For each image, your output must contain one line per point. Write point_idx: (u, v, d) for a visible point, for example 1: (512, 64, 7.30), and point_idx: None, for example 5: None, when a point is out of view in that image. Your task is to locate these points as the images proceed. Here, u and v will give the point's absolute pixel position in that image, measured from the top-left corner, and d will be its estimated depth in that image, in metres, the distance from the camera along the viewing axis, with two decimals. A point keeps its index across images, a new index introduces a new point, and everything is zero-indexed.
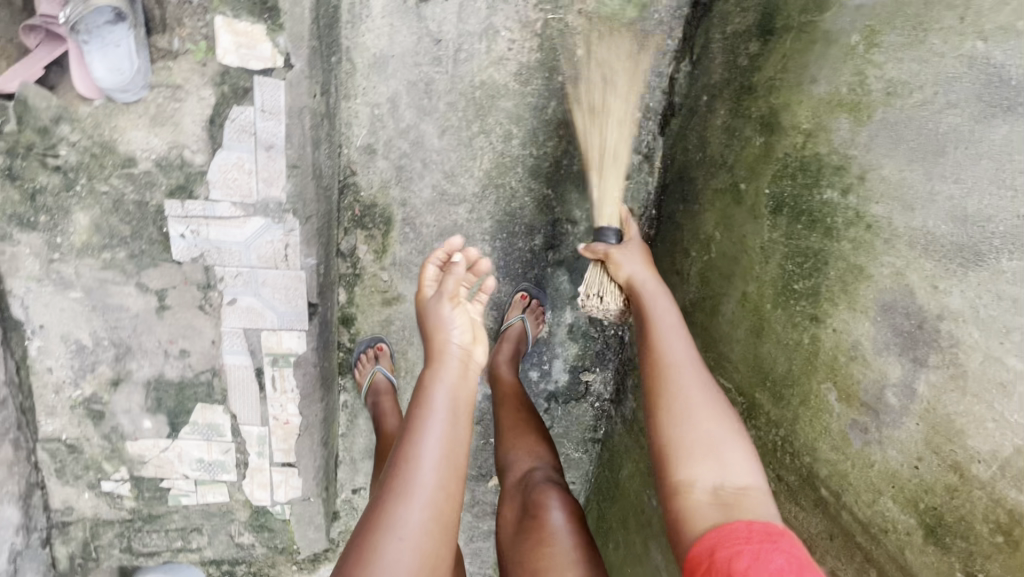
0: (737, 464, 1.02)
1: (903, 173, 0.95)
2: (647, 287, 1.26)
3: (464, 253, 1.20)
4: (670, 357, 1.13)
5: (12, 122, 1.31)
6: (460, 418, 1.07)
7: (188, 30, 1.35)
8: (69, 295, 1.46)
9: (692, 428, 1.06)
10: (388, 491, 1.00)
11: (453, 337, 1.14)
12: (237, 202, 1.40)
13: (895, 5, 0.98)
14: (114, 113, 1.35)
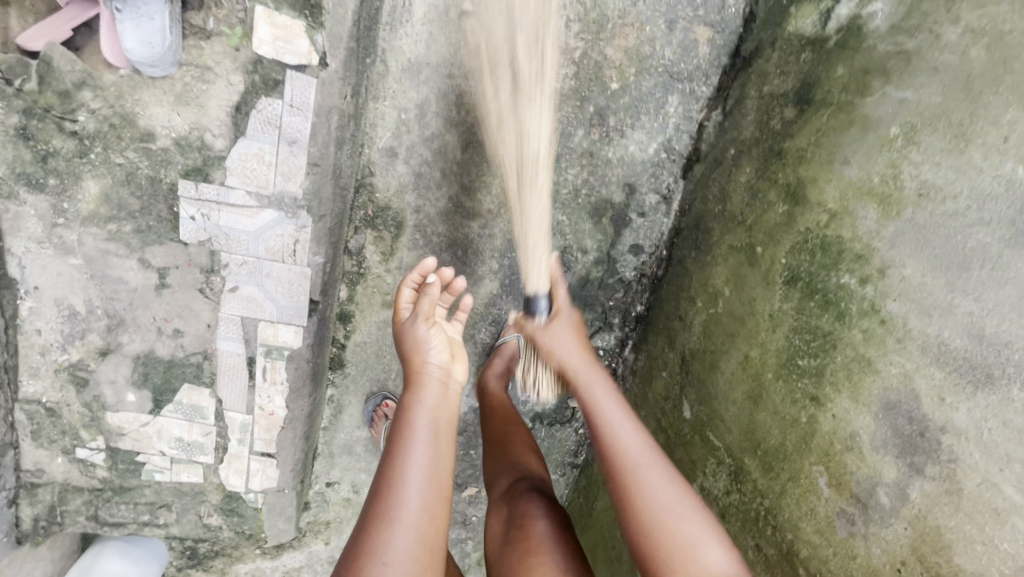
0: (711, 553, 1.02)
1: (925, 278, 0.94)
2: (582, 371, 1.31)
3: (437, 273, 1.26)
4: (630, 458, 1.13)
5: (33, 82, 1.26)
6: (441, 438, 1.09)
7: (225, 11, 1.34)
8: (69, 261, 1.44)
9: (659, 522, 1.06)
10: (373, 523, 0.99)
11: (430, 356, 1.19)
12: (252, 191, 1.38)
13: (939, 107, 0.94)
14: (139, 86, 1.33)
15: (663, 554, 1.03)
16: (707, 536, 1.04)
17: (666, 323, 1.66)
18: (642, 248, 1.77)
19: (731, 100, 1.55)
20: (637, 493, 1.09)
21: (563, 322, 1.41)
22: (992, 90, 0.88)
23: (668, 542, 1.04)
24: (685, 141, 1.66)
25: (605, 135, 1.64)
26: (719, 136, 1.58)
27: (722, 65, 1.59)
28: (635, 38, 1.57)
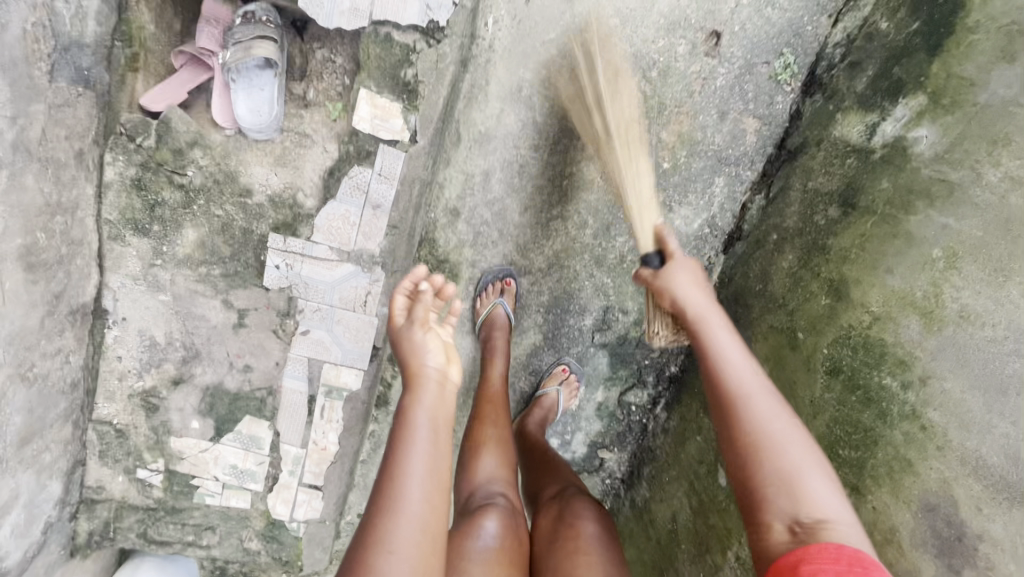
0: (823, 491, 0.93)
1: (964, 395, 1.05)
2: (703, 311, 1.19)
3: (430, 280, 1.13)
4: (738, 376, 1.06)
5: (152, 140, 1.40)
6: (440, 439, 1.01)
7: (326, 85, 1.49)
8: (158, 297, 1.56)
9: (770, 428, 0.99)
10: (370, 526, 0.91)
11: (428, 359, 1.07)
12: (334, 247, 1.51)
13: (981, 240, 1.06)
14: (242, 147, 1.47)
15: (765, 499, 0.94)
16: (815, 469, 0.94)
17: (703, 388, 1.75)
18: None
19: (775, 188, 1.67)
20: (746, 413, 1.01)
21: (682, 265, 1.28)
22: None
23: (773, 459, 0.96)
24: (728, 220, 1.76)
25: None
26: (762, 220, 1.69)
27: (768, 153, 1.70)
28: (688, 125, 1.69)
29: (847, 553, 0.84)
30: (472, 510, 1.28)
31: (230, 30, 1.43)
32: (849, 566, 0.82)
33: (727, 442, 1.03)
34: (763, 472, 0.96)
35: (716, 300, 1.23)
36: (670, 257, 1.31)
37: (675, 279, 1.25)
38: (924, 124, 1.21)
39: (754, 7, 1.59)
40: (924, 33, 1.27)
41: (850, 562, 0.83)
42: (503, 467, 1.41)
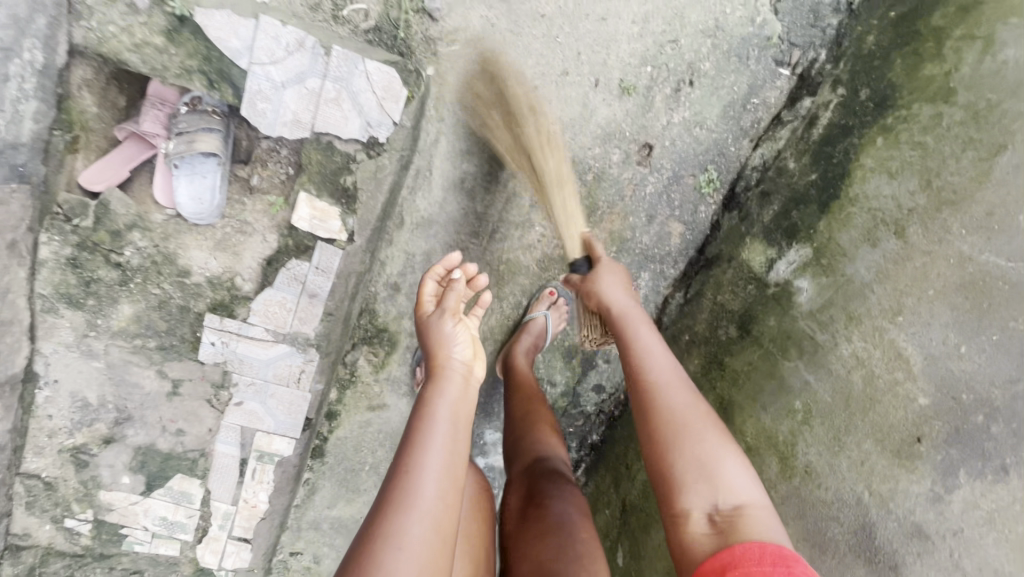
0: (739, 478, 1.05)
1: (797, 543, 1.29)
2: (630, 314, 1.31)
3: (461, 267, 1.26)
4: (661, 377, 1.17)
5: (90, 221, 1.43)
6: (460, 428, 1.08)
7: (270, 172, 1.55)
8: (91, 364, 1.59)
9: (685, 417, 1.11)
10: (382, 510, 0.96)
11: (454, 352, 1.16)
12: (270, 328, 1.57)
13: (831, 409, 1.27)
14: (183, 229, 1.51)
15: (684, 483, 1.06)
16: (732, 458, 1.06)
17: (617, 464, 1.91)
18: (604, 387, 2.03)
19: (692, 288, 1.80)
20: (663, 403, 1.14)
21: (610, 273, 1.38)
22: (863, 415, 1.22)
23: (693, 455, 1.07)
24: (651, 310, 1.87)
25: None
26: (680, 317, 1.82)
27: (689, 256, 1.83)
28: (619, 223, 1.78)
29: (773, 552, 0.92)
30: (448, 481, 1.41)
31: (177, 116, 1.47)
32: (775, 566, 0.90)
33: (647, 435, 1.14)
34: (682, 470, 1.07)
35: (638, 304, 1.34)
36: (600, 263, 1.41)
37: (603, 283, 1.35)
38: (806, 276, 1.37)
39: (683, 124, 1.70)
40: (818, 188, 1.42)
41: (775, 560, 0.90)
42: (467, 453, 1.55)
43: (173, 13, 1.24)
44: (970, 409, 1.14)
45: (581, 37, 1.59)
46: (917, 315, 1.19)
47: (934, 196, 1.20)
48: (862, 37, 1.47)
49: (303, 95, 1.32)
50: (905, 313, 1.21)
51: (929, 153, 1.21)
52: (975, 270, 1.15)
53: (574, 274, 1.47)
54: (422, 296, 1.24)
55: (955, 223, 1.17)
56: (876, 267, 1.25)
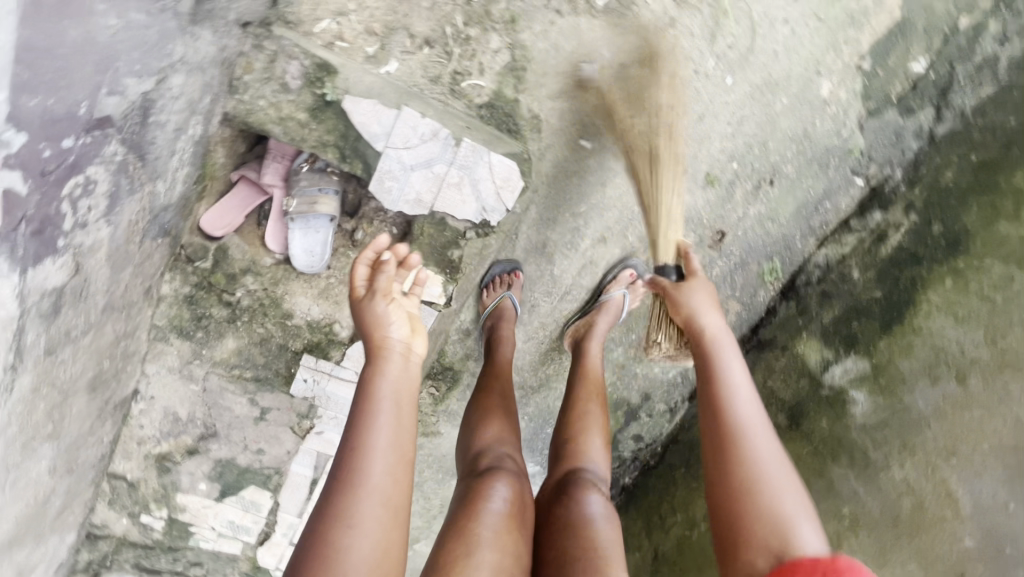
0: (811, 539, 0.96)
1: None
2: (721, 341, 1.23)
3: (391, 248, 1.05)
4: (743, 413, 1.10)
5: (209, 263, 1.55)
6: (404, 410, 0.99)
7: (374, 229, 1.63)
8: (189, 386, 1.69)
9: (768, 474, 1.02)
10: (330, 490, 0.91)
11: (393, 332, 1.04)
12: (360, 372, 1.71)
13: (880, 525, 1.43)
14: (290, 276, 1.62)
15: (748, 536, 0.97)
16: (806, 514, 0.98)
17: (649, 511, 2.08)
18: (643, 438, 2.14)
19: None
20: (747, 452, 1.05)
21: (705, 286, 1.33)
22: (909, 537, 1.40)
23: (767, 503, 0.99)
24: None
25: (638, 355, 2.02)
26: None
27: (742, 333, 1.83)
28: None
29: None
30: (479, 474, 1.17)
31: (297, 172, 1.57)
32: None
33: (718, 470, 1.07)
34: (758, 524, 0.98)
35: (726, 325, 1.26)
36: (692, 274, 1.37)
37: (695, 302, 1.29)
38: (862, 390, 1.54)
39: (758, 218, 1.77)
40: (882, 307, 1.58)
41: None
42: (509, 434, 1.31)
43: (322, 97, 1.33)
44: (1013, 562, 1.31)
45: (678, 131, 1.67)
46: (969, 461, 1.39)
47: (998, 353, 1.41)
48: (941, 168, 1.61)
49: (429, 178, 1.43)
50: (958, 455, 1.40)
51: (997, 311, 1.44)
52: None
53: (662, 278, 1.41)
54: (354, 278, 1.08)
55: (1014, 386, 1.37)
56: (934, 401, 1.45)
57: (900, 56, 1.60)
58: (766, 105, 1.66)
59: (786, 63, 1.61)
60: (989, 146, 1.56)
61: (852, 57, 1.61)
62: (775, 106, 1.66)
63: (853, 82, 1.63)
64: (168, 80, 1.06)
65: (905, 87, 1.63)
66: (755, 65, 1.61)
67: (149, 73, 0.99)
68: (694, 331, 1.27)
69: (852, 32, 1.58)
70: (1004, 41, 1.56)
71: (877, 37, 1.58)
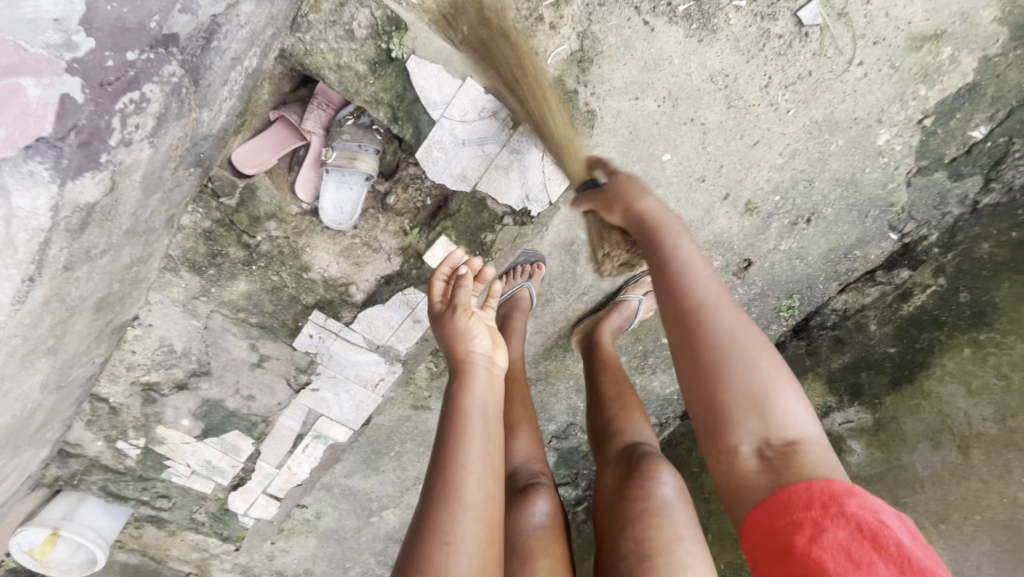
0: (792, 406, 0.96)
1: None
2: (674, 232, 1.18)
3: (469, 262, 1.26)
4: (699, 289, 1.07)
5: (234, 202, 1.48)
6: (491, 421, 1.10)
7: (407, 196, 1.58)
8: (191, 321, 1.65)
9: (731, 339, 1.00)
10: (428, 505, 0.98)
11: (476, 346, 1.19)
12: (367, 337, 1.68)
13: None
14: (315, 229, 1.57)
15: (729, 417, 0.96)
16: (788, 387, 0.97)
17: None
18: None
19: None
20: (706, 322, 1.02)
21: (676, 220, 1.21)
22: None
23: (741, 373, 0.97)
24: None
25: (640, 365, 2.04)
26: None
27: None
28: None
29: (820, 492, 0.85)
30: (520, 489, 1.28)
31: (340, 124, 1.51)
32: (823, 508, 0.84)
33: (686, 358, 1.03)
34: (736, 388, 0.97)
35: (664, 206, 1.26)
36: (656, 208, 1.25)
37: (667, 231, 1.18)
38: (860, 441, 1.55)
39: (787, 254, 1.78)
40: (894, 364, 1.58)
41: (825, 501, 0.84)
42: (537, 446, 1.42)
43: (386, 52, 1.27)
44: None
45: (729, 153, 1.65)
46: (959, 532, 1.37)
47: (1005, 432, 1.36)
48: (976, 240, 1.61)
49: (479, 157, 1.40)
50: (948, 522, 1.39)
51: (1010, 390, 1.38)
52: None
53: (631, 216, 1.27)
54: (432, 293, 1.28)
55: (1017, 466, 1.33)
56: (933, 468, 1.43)
57: (962, 119, 1.59)
58: (821, 144, 1.64)
59: (851, 105, 1.59)
60: None
61: (916, 112, 1.59)
62: (829, 146, 1.64)
63: (911, 137, 1.62)
64: (238, 7, 1.00)
65: (960, 151, 1.62)
66: (820, 101, 1.59)
67: None
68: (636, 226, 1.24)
69: (923, 88, 1.56)
70: None
71: (945, 96, 1.57)
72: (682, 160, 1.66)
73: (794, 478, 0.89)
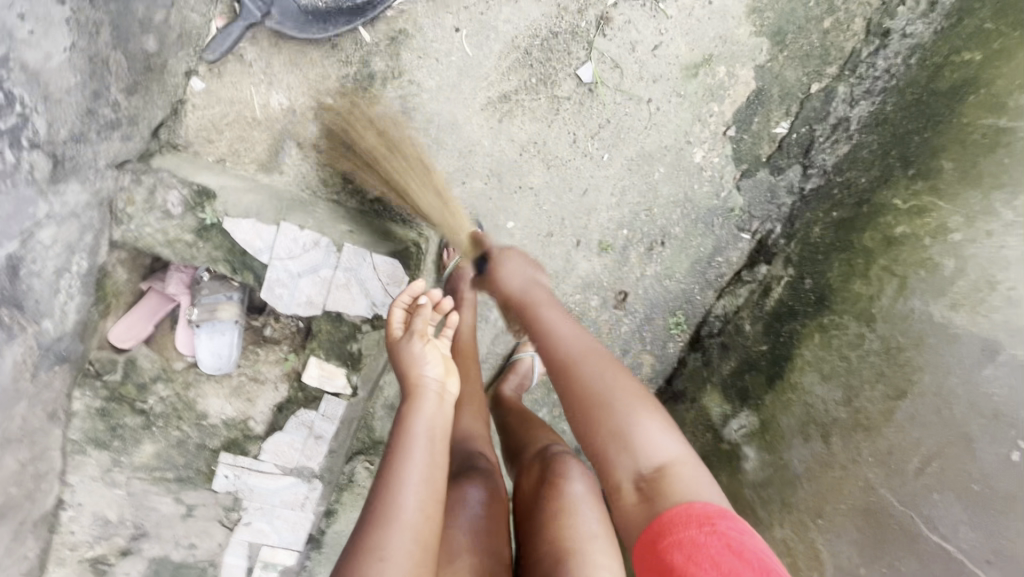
0: (664, 442, 1.11)
1: None
2: (538, 301, 1.32)
3: (430, 295, 1.33)
4: (570, 348, 1.23)
5: (119, 375, 1.60)
6: (435, 444, 1.14)
7: (281, 324, 1.71)
8: (114, 490, 1.71)
9: (597, 388, 1.16)
10: (368, 525, 1.02)
11: (428, 371, 1.22)
12: (278, 463, 1.76)
13: None
14: (202, 378, 1.68)
15: (613, 463, 1.11)
16: (649, 422, 1.12)
17: None
18: None
19: None
20: (582, 376, 1.18)
21: (518, 254, 1.40)
22: None
23: (614, 424, 1.13)
24: None
25: (564, 412, 2.09)
26: None
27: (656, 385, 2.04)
28: None
29: (697, 514, 0.99)
30: (453, 478, 1.33)
31: (200, 282, 1.64)
32: (699, 526, 0.97)
33: (583, 425, 1.16)
34: (607, 429, 1.13)
35: (539, 279, 1.36)
36: (492, 254, 1.40)
37: (504, 269, 1.37)
38: (753, 445, 1.57)
39: (655, 277, 1.86)
40: (768, 361, 1.63)
41: (700, 520, 0.98)
42: (477, 438, 1.48)
43: (204, 220, 1.42)
44: None
45: (565, 205, 1.77)
46: (831, 523, 1.36)
47: (853, 415, 1.36)
48: (809, 225, 1.68)
49: (317, 282, 1.52)
50: (824, 517, 1.38)
51: (851, 371, 1.38)
52: (877, 500, 1.30)
53: (477, 265, 1.43)
54: (392, 323, 1.32)
55: (866, 449, 1.33)
56: (807, 462, 1.42)
57: (762, 121, 1.71)
58: (645, 175, 1.75)
59: (657, 136, 1.71)
60: (845, 203, 1.58)
61: (719, 126, 1.71)
62: (653, 176, 1.75)
63: (723, 148, 1.74)
64: (36, 235, 1.14)
65: (772, 148, 1.74)
66: (627, 141, 1.71)
67: (10, 238, 1.07)
68: (501, 297, 1.37)
69: (714, 105, 1.68)
70: (854, 102, 1.63)
71: (738, 107, 1.69)
72: (527, 224, 1.78)
73: (669, 503, 1.02)
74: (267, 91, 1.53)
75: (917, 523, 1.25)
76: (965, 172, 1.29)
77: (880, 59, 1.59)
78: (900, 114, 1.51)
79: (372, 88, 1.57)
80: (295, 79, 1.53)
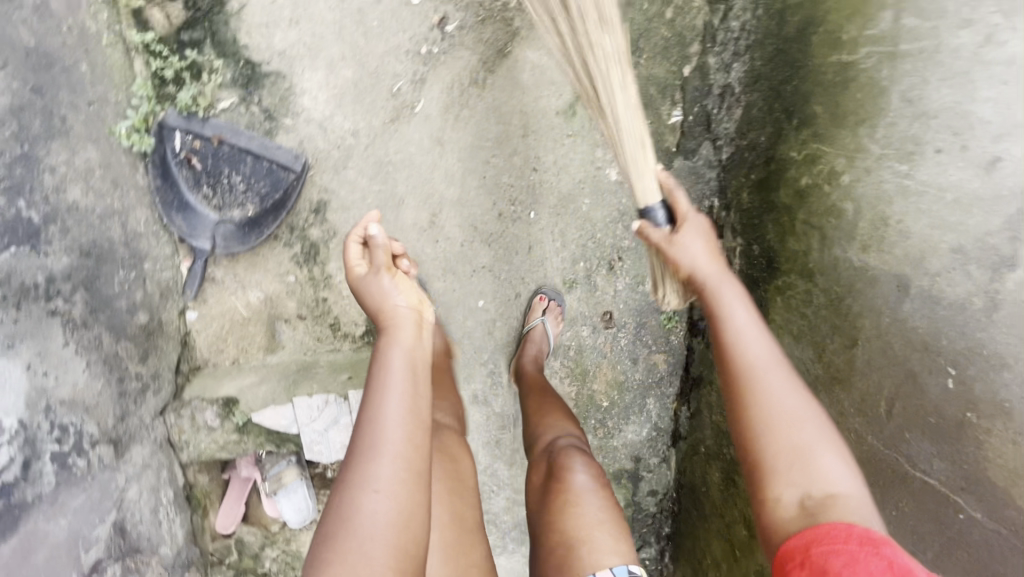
0: (832, 464, 1.00)
1: None
2: (717, 284, 1.19)
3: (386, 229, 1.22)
4: (754, 356, 1.10)
5: (236, 555, 1.93)
6: (418, 376, 1.13)
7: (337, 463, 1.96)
8: None
9: (783, 407, 1.05)
10: (353, 459, 1.03)
11: (399, 300, 1.19)
12: None
13: None
14: (296, 531, 1.95)
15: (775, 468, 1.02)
16: (824, 446, 1.02)
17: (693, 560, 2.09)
18: (657, 489, 2.21)
19: (693, 404, 2.06)
20: (765, 391, 1.07)
21: (696, 219, 1.25)
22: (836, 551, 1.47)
23: (785, 440, 1.03)
24: (667, 420, 2.14)
25: (607, 431, 2.11)
26: (692, 429, 2.08)
27: (680, 375, 2.08)
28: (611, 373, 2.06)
29: (858, 534, 0.88)
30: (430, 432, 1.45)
31: (261, 461, 1.92)
32: (860, 544, 0.87)
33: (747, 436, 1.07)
34: (781, 446, 1.02)
35: (711, 237, 1.24)
36: (682, 219, 1.25)
37: (686, 248, 1.21)
38: None
39: (630, 288, 1.96)
40: None
41: (861, 541, 0.87)
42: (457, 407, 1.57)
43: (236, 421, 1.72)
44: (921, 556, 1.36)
45: (517, 266, 1.91)
46: None
47: (827, 371, 1.40)
48: (739, 192, 1.70)
49: (343, 430, 1.75)
50: None
51: (812, 328, 1.43)
52: (868, 450, 1.34)
53: (650, 225, 1.26)
54: (350, 262, 1.23)
55: (846, 401, 1.37)
56: None
57: (655, 119, 1.78)
58: (574, 210, 1.86)
59: (568, 177, 1.83)
60: (756, 163, 1.61)
61: None
62: (582, 207, 1.86)
63: None
64: (128, 495, 1.47)
65: (677, 136, 1.79)
66: (546, 193, 1.84)
67: (110, 510, 1.40)
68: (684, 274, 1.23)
69: None
70: (728, 67, 1.67)
71: None
72: (495, 293, 1.94)
73: (827, 519, 0.93)
74: (245, 293, 1.81)
75: (901, 463, 1.29)
76: (834, 112, 1.34)
77: (732, 21, 1.64)
78: (768, 67, 1.54)
79: (319, 253, 1.80)
80: (261, 275, 1.80)
